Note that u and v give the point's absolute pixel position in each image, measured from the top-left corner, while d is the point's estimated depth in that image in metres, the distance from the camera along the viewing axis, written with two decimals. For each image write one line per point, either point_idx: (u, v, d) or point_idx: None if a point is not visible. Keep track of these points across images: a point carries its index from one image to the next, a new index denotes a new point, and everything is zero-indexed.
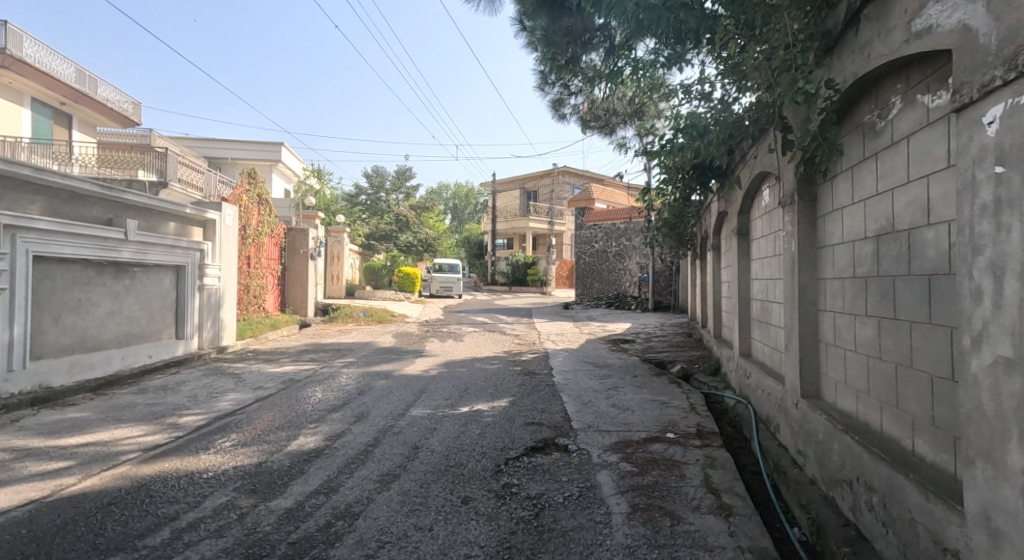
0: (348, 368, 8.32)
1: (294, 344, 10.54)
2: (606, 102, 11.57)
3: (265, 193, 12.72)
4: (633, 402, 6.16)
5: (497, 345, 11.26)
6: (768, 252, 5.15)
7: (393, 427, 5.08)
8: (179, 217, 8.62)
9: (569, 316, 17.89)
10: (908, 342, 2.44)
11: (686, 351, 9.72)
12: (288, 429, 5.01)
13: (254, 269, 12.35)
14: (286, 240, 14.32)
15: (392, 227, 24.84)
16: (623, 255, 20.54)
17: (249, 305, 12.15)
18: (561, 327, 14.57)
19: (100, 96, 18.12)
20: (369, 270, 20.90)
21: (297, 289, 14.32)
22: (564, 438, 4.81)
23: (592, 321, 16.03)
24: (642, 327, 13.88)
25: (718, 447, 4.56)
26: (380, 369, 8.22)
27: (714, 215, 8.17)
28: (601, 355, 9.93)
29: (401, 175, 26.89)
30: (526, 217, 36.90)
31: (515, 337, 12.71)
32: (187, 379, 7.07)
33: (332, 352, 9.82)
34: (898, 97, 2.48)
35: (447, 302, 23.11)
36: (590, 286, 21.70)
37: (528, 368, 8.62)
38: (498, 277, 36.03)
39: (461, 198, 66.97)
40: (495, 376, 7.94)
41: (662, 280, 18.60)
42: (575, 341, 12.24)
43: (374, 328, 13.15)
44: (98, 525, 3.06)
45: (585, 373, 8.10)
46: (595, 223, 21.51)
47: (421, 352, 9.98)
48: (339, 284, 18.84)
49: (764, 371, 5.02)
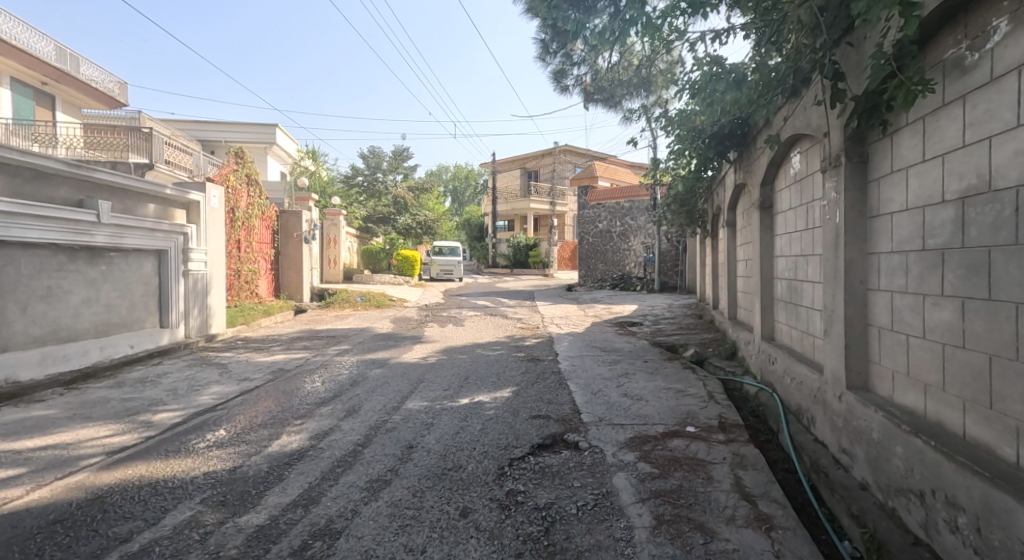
0: (342, 356, 7.89)
1: (287, 331, 10.11)
2: (611, 73, 10.97)
3: (255, 173, 12.20)
4: (646, 391, 5.72)
5: (499, 330, 10.82)
6: (799, 225, 4.66)
7: (386, 423, 4.63)
8: (159, 198, 8.12)
9: (573, 298, 17.45)
10: (1013, 327, 1.99)
11: (698, 334, 9.26)
12: (272, 426, 4.57)
13: (245, 253, 11.89)
14: (279, 223, 13.83)
15: (390, 209, 24.30)
16: (628, 235, 20.01)
17: (240, 291, 11.72)
18: (565, 310, 14.11)
19: (84, 76, 17.48)
20: (367, 254, 20.42)
21: (291, 274, 13.87)
22: (573, 433, 4.36)
23: (597, 303, 15.59)
24: (649, 308, 13.43)
25: (745, 442, 4.12)
26: (376, 357, 7.79)
27: (730, 189, 7.66)
28: (609, 339, 9.47)
29: (398, 156, 26.24)
30: (527, 197, 36.25)
31: (517, 321, 12.26)
32: (169, 370, 6.62)
33: (327, 339, 9.38)
34: (1005, 19, 2.01)
35: (447, 286, 22.64)
36: (594, 267, 21.22)
37: (532, 354, 8.18)
38: (500, 260, 35.52)
39: (461, 180, 66.22)
40: (498, 363, 7.50)
41: (668, 260, 18.02)
42: (580, 324, 11.81)
43: (372, 313, 12.71)
44: (34, 551, 2.61)
45: (592, 359, 7.64)
46: (598, 203, 20.97)
47: (420, 338, 9.53)
48: (336, 269, 18.39)
49: (794, 357, 4.55)
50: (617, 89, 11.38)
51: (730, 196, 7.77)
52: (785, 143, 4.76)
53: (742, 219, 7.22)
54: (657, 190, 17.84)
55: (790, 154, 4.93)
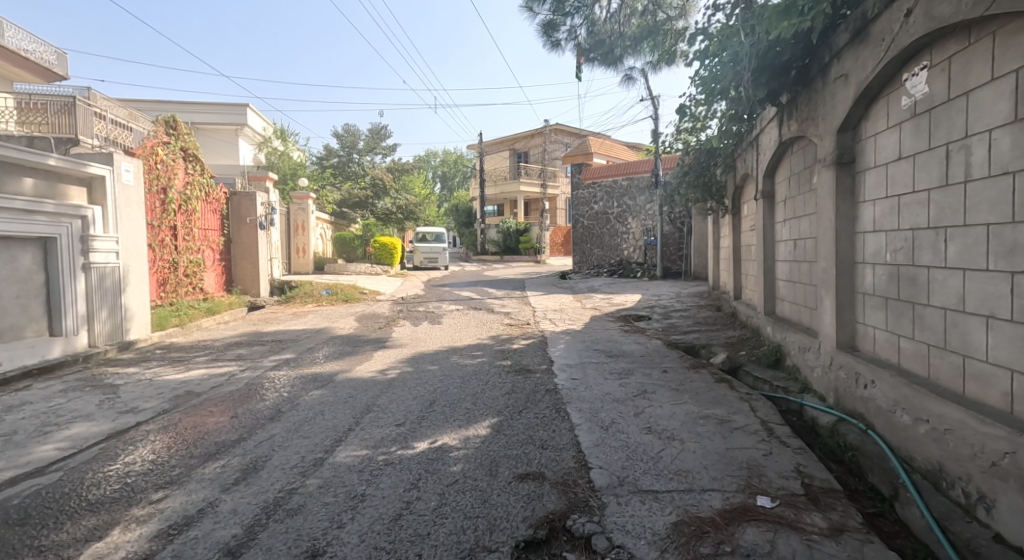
0: (281, 369, 6.23)
1: (227, 335, 8.42)
2: (610, 23, 9.40)
3: (195, 147, 10.45)
4: (677, 423, 4.14)
5: (482, 328, 9.19)
6: (927, 181, 3.05)
7: (293, 499, 3.01)
8: (39, 171, 6.33)
9: (567, 287, 15.85)
10: None
11: (721, 331, 7.68)
12: (110, 505, 2.93)
13: (184, 242, 10.15)
14: (229, 206, 12.07)
15: (368, 193, 22.43)
16: (626, 217, 18.37)
17: (179, 286, 9.98)
18: (559, 302, 12.52)
19: (10, 44, 15.42)
20: (340, 241, 18.68)
21: (247, 264, 12.20)
22: (579, 516, 2.77)
23: (595, 293, 13.99)
24: (654, 298, 11.86)
25: (865, 534, 2.54)
26: (322, 370, 6.13)
27: (771, 149, 5.99)
28: (613, 338, 7.87)
29: (376, 135, 24.21)
30: (517, 180, 34.49)
31: (505, 316, 10.65)
32: (32, 398, 4.93)
33: (272, 344, 7.73)
34: None
35: (430, 275, 20.98)
36: (589, 252, 19.62)
37: (520, 361, 6.57)
38: (489, 246, 33.81)
39: (450, 165, 64.15)
40: (477, 376, 5.89)
41: (671, 244, 16.83)
42: (577, 318, 10.21)
43: (338, 309, 11.04)
44: None
45: (597, 369, 6.04)
46: (593, 181, 19.23)
47: (387, 341, 7.89)
48: (306, 258, 16.92)
49: (919, 386, 2.97)
50: (617, 44, 9.69)
51: (770, 160, 6.10)
52: (899, 58, 3.18)
53: (792, 186, 5.57)
54: (659, 167, 16.16)
55: (899, 76, 3.30)
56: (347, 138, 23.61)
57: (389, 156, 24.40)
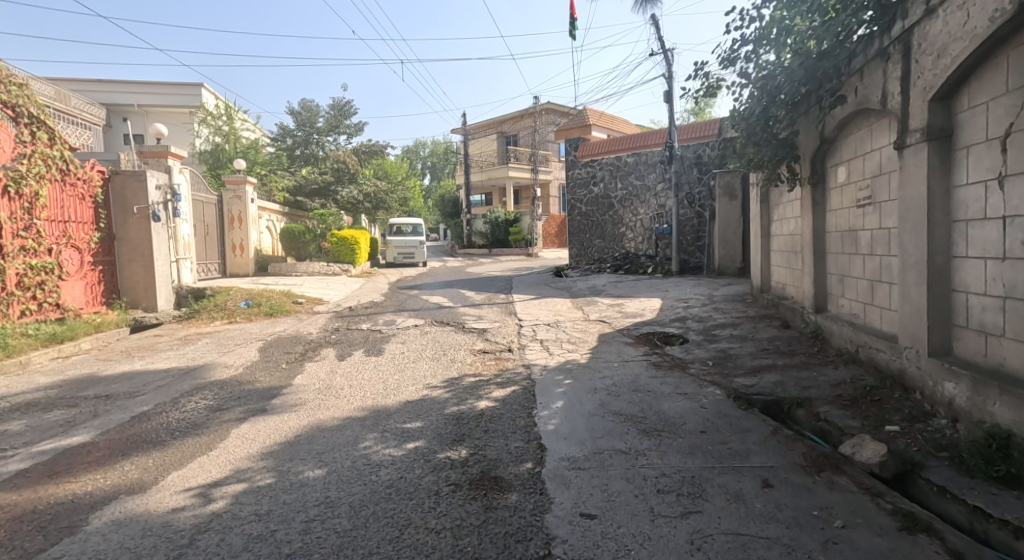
0: (18, 483, 3.22)
1: (38, 383, 5.41)
2: None
3: (34, 103, 7.34)
4: None
5: (442, 360, 6.24)
6: None
7: None
8: None
9: (563, 286, 13.00)
10: None
11: (815, 373, 4.78)
12: None
13: (16, 241, 7.10)
14: (106, 189, 8.95)
15: (330, 178, 19.44)
16: (631, 200, 15.46)
17: (9, 305, 6.98)
18: (553, 310, 9.59)
19: None
20: (288, 235, 15.68)
21: (137, 267, 9.15)
22: None
23: (599, 295, 11.14)
24: (681, 304, 9.02)
25: None
26: (93, 488, 3.14)
27: (965, 43, 3.12)
28: (641, 384, 4.94)
29: (340, 111, 21.03)
30: (505, 164, 31.53)
31: (480, 336, 7.72)
32: None
33: (90, 404, 4.71)
34: None
35: (402, 274, 18.14)
36: (589, 243, 16.75)
37: (483, 448, 3.64)
38: (476, 238, 30.85)
39: (439, 155, 61.21)
40: (391, 502, 2.95)
41: (687, 232, 14.04)
42: (578, 338, 7.32)
43: (249, 330, 8.12)
44: None
45: (631, 479, 3.09)
46: (591, 159, 16.28)
47: (280, 396, 4.89)
48: (244, 257, 14.26)
49: None
50: None
51: (955, 69, 3.24)
52: None
53: None
54: (673, 137, 13.35)
55: None
56: (305, 114, 20.47)
57: (355, 136, 21.27)
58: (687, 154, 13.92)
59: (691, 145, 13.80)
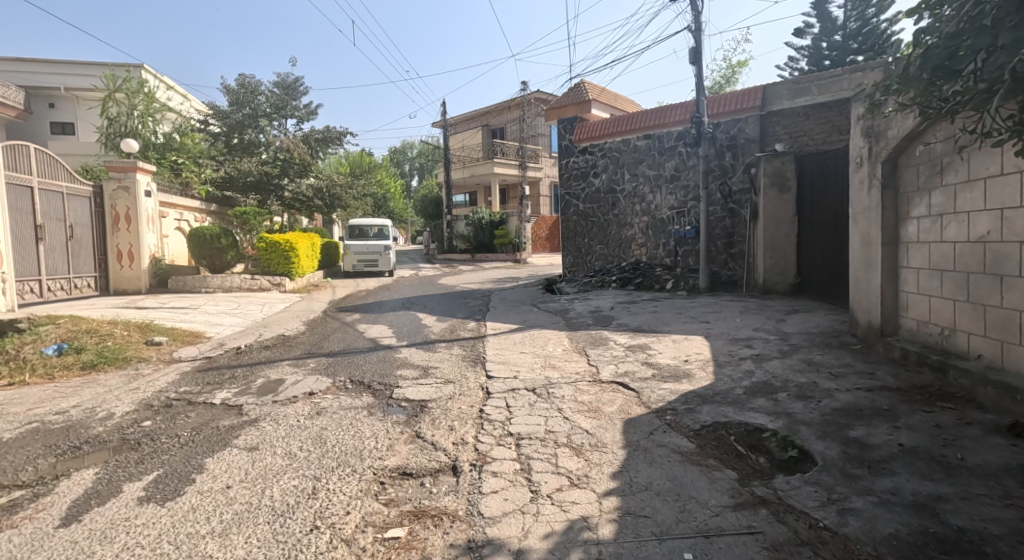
0: None
1: None
2: None
3: None
4: None
5: (298, 520, 2.85)
6: None
7: None
8: None
9: (556, 309, 9.69)
10: None
11: None
12: None
13: None
14: None
15: (272, 170, 16.15)
16: (642, 195, 12.16)
17: None
18: (541, 357, 6.19)
19: None
20: (195, 238, 11.95)
21: None
22: None
23: (607, 325, 7.82)
24: (742, 351, 5.72)
25: None
26: None
27: None
28: None
29: (287, 91, 17.85)
30: (490, 160, 28.23)
31: (410, 423, 4.33)
32: None
33: None
34: None
35: (359, 286, 14.79)
36: (587, 248, 13.46)
37: None
38: (457, 242, 27.43)
39: (424, 154, 57.77)
40: None
41: (719, 236, 10.83)
42: (584, 433, 3.95)
43: (10, 408, 4.64)
44: None
45: None
46: (589, 144, 13.02)
47: None
48: (134, 267, 10.77)
49: None
50: None
51: None
52: None
53: None
54: (701, 110, 10.19)
55: None
56: (243, 92, 17.02)
57: (307, 120, 17.88)
58: (717, 135, 10.79)
59: (722, 122, 10.66)
